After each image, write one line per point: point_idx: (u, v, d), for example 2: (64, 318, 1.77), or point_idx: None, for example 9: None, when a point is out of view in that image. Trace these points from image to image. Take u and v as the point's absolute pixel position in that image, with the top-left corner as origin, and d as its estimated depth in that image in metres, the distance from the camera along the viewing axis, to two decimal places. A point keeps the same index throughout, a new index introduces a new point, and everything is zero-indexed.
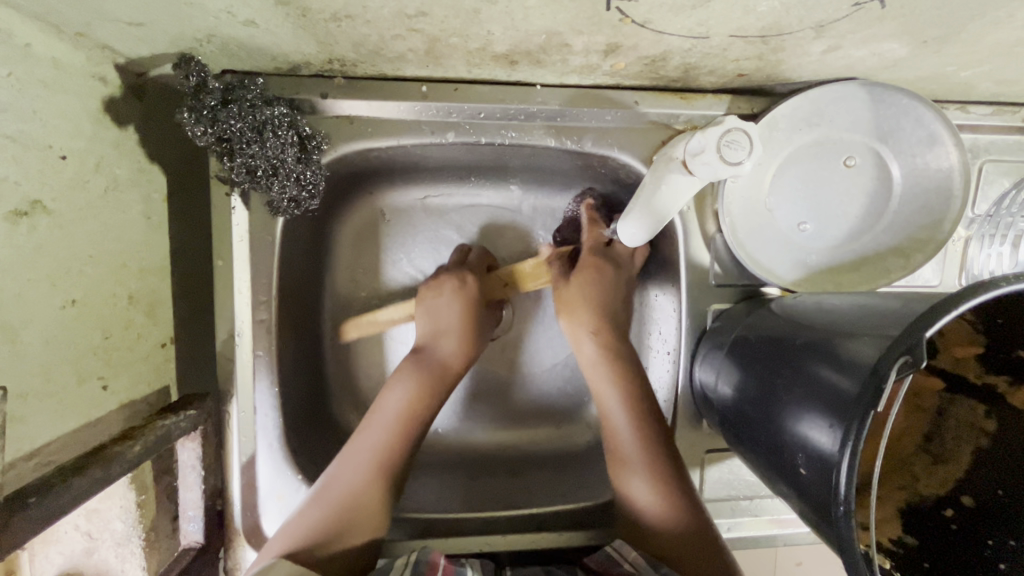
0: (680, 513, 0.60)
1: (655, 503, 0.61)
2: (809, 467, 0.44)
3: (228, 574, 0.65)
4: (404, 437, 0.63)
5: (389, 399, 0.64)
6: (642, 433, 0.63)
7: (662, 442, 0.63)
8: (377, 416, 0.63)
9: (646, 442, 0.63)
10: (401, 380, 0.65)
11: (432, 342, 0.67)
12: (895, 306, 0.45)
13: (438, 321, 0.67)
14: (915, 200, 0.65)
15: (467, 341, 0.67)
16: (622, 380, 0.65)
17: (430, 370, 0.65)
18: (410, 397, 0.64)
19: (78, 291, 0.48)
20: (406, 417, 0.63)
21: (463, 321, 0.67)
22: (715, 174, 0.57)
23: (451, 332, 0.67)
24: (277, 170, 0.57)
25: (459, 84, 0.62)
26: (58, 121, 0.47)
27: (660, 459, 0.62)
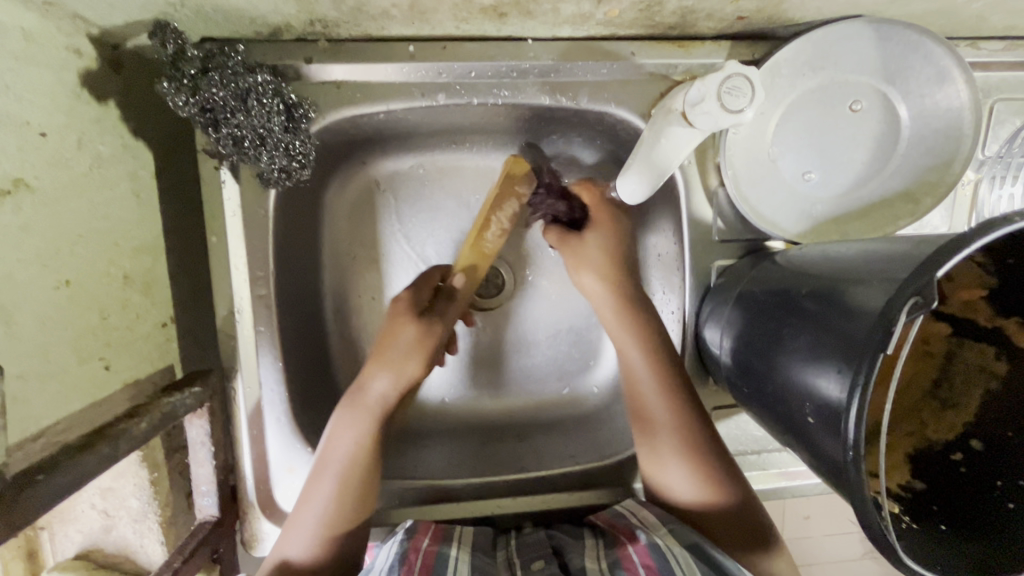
0: (719, 491, 0.62)
1: (690, 480, 0.63)
2: (817, 416, 0.44)
3: (245, 544, 0.65)
4: (359, 481, 0.62)
5: (335, 450, 0.62)
6: (672, 404, 0.64)
7: (694, 410, 0.64)
8: (320, 478, 0.61)
9: (683, 422, 0.63)
10: (347, 427, 0.62)
11: (366, 377, 0.64)
12: (907, 250, 0.44)
13: (382, 353, 0.65)
14: (924, 142, 0.63)
15: (394, 368, 0.64)
16: (654, 356, 0.65)
17: (367, 411, 0.63)
18: (360, 437, 0.62)
19: (71, 272, 0.48)
20: (360, 458, 0.62)
21: (395, 345, 0.65)
22: (716, 124, 0.55)
23: (382, 362, 0.64)
24: (264, 140, 0.56)
25: (447, 41, 0.60)
26: (34, 96, 0.45)
27: (688, 426, 0.63)
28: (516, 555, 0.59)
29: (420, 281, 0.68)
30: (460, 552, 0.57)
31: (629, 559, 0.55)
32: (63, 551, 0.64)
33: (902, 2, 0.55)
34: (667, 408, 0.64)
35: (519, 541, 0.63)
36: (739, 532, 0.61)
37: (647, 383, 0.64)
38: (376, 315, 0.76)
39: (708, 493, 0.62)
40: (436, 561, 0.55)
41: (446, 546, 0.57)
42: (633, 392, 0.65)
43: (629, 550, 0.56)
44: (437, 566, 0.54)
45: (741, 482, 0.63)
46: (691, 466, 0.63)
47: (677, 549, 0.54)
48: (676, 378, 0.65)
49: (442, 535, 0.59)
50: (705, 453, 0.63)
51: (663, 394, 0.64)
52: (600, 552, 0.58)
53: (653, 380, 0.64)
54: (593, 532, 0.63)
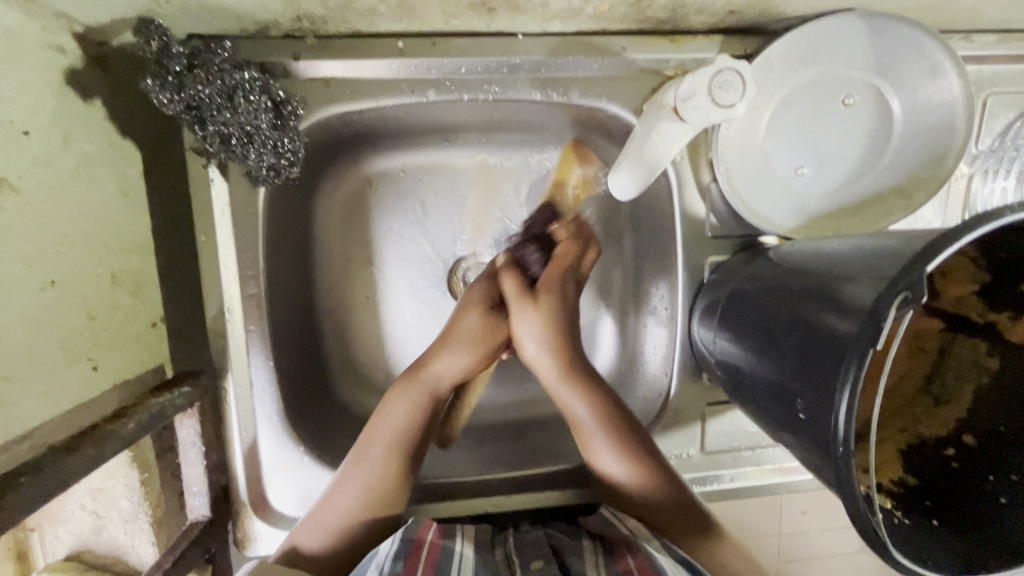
0: (657, 486, 0.61)
1: (625, 471, 0.62)
2: (808, 412, 0.44)
3: (237, 545, 0.65)
4: (402, 462, 0.61)
5: (391, 417, 0.62)
6: (602, 406, 0.62)
7: (626, 416, 0.63)
8: (370, 444, 0.61)
9: (612, 418, 0.62)
10: (403, 398, 0.62)
11: (428, 356, 0.64)
12: (897, 245, 0.44)
13: (444, 338, 0.65)
14: (916, 136, 0.63)
15: (465, 355, 0.64)
16: (575, 377, 0.63)
17: (428, 389, 0.63)
18: (410, 413, 0.62)
19: (57, 272, 0.47)
20: (409, 438, 0.61)
21: (461, 329, 0.65)
22: (707, 119, 0.55)
23: (455, 342, 0.65)
24: (251, 137, 0.55)
25: (436, 38, 0.59)
26: (17, 95, 0.44)
27: (620, 428, 0.62)
28: (515, 553, 0.59)
29: (491, 274, 0.70)
30: (464, 548, 0.57)
31: (629, 571, 0.54)
32: (53, 552, 0.62)
33: None
34: (591, 411, 0.62)
35: (518, 539, 0.62)
36: (670, 518, 0.62)
37: (575, 404, 0.63)
38: (369, 313, 0.76)
39: (645, 481, 0.61)
40: (441, 554, 0.55)
41: (450, 541, 0.57)
42: (558, 401, 0.64)
43: (629, 561, 0.55)
44: (442, 558, 0.54)
45: (671, 476, 0.62)
46: (625, 454, 0.62)
47: (677, 570, 0.54)
48: (604, 391, 0.63)
49: (445, 531, 0.59)
50: (637, 446, 0.62)
51: (592, 406, 0.62)
52: (599, 560, 0.57)
53: (573, 390, 0.63)
54: (589, 534, 0.63)
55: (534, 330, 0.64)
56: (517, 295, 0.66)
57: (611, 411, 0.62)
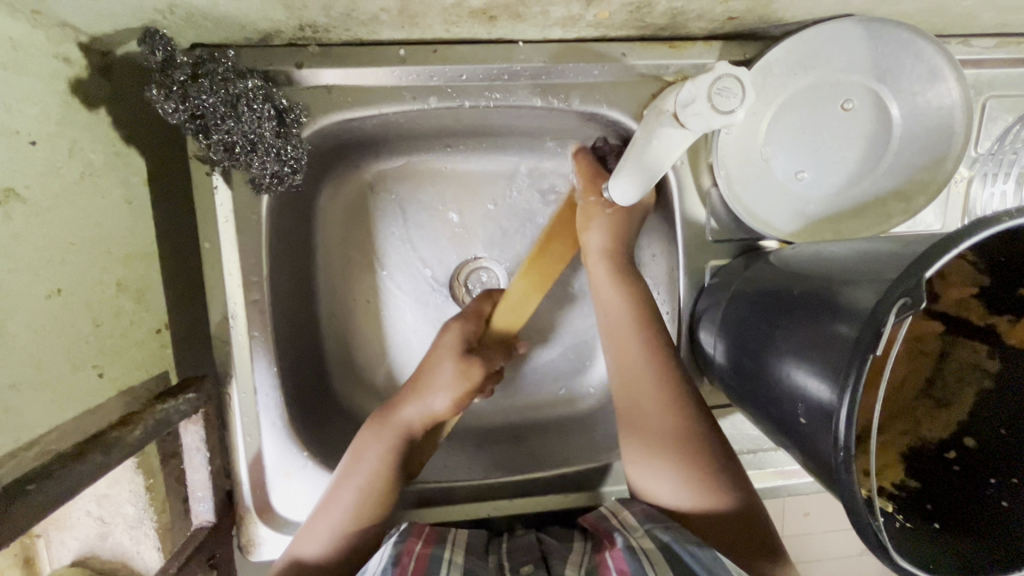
0: (715, 500, 0.61)
1: (681, 489, 0.61)
2: (809, 417, 0.44)
3: (241, 549, 0.65)
4: (386, 484, 0.63)
5: (364, 458, 0.63)
6: (666, 382, 0.64)
7: (689, 394, 0.64)
8: (341, 487, 0.61)
9: (676, 400, 0.63)
10: (374, 443, 0.64)
11: (400, 402, 0.65)
12: (897, 250, 0.44)
13: (421, 382, 0.66)
14: (916, 140, 0.63)
15: (438, 403, 0.65)
16: (646, 329, 0.66)
17: (397, 432, 0.64)
18: (386, 454, 0.63)
19: (63, 280, 0.48)
20: (382, 473, 0.63)
21: (440, 375, 0.66)
22: (709, 125, 0.54)
23: (427, 388, 0.66)
24: (255, 146, 0.56)
25: (438, 45, 0.60)
26: (24, 105, 0.45)
27: (682, 417, 0.63)
28: (507, 559, 0.59)
29: (471, 314, 0.70)
30: (453, 555, 0.57)
31: (605, 565, 0.55)
32: (59, 559, 0.62)
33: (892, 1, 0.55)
34: (655, 387, 0.64)
35: (511, 544, 0.63)
36: (725, 529, 0.60)
37: (637, 363, 0.65)
38: (372, 318, 0.76)
39: (699, 494, 0.61)
40: (429, 564, 0.54)
41: (438, 549, 0.57)
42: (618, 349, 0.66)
43: (605, 555, 0.56)
44: (429, 567, 0.54)
45: (736, 484, 0.61)
46: (683, 467, 0.62)
47: (652, 551, 0.54)
48: (672, 366, 0.65)
49: (435, 537, 0.59)
50: (694, 436, 0.62)
51: (653, 368, 0.64)
52: (582, 556, 0.58)
53: (651, 368, 0.64)
54: (581, 536, 0.64)
55: (600, 231, 0.67)
56: (591, 179, 0.67)
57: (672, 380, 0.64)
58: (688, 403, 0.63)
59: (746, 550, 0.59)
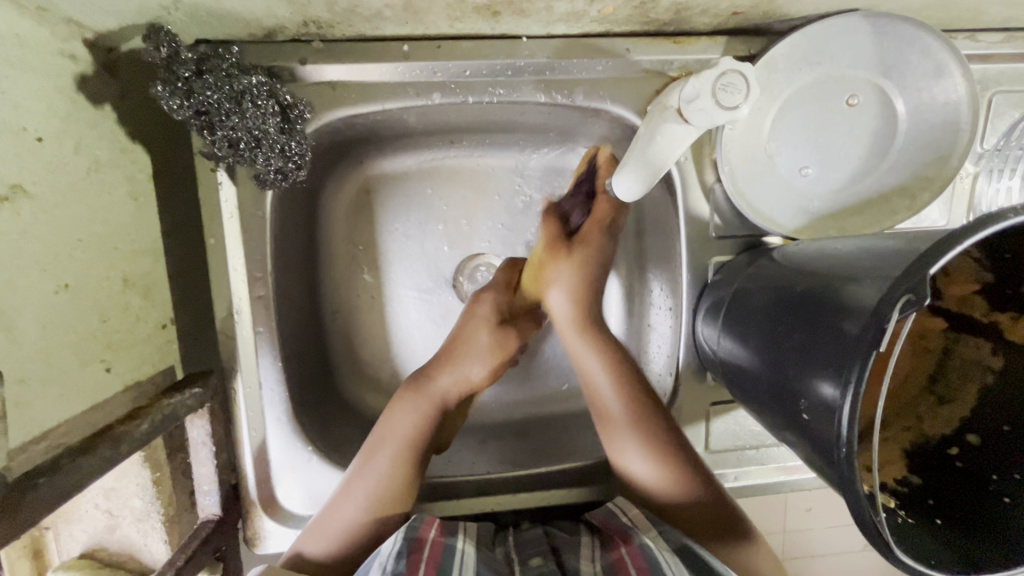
0: (688, 486, 0.62)
1: (657, 472, 0.63)
2: (812, 413, 0.44)
3: (246, 542, 0.66)
4: (414, 461, 0.63)
5: (395, 428, 0.64)
6: (633, 400, 0.64)
7: (652, 401, 0.65)
8: (377, 452, 0.63)
9: (643, 411, 0.64)
10: (407, 409, 0.65)
11: (435, 369, 0.67)
12: (902, 246, 0.44)
13: (454, 350, 0.68)
14: (920, 136, 0.63)
15: (474, 368, 0.68)
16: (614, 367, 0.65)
17: (431, 399, 0.66)
18: (418, 422, 0.65)
19: (70, 276, 0.48)
20: (418, 439, 0.64)
21: (475, 342, 0.69)
22: (711, 121, 0.55)
23: (464, 354, 0.68)
24: (260, 142, 0.56)
25: (441, 41, 0.60)
26: (30, 102, 0.45)
27: (648, 419, 0.64)
28: (516, 551, 0.60)
29: (500, 281, 0.73)
30: (466, 545, 0.57)
31: (622, 561, 0.55)
32: (69, 551, 0.64)
33: None
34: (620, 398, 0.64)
35: (517, 537, 0.64)
36: (695, 515, 0.62)
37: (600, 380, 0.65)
38: (376, 314, 0.77)
39: (671, 481, 0.62)
40: (443, 551, 0.55)
41: (452, 539, 0.58)
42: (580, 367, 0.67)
43: (622, 551, 0.57)
44: (443, 555, 0.55)
45: (706, 476, 0.63)
46: (655, 449, 0.63)
47: (670, 553, 0.55)
48: (634, 377, 0.65)
49: (447, 528, 0.60)
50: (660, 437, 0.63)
51: (615, 386, 0.65)
52: (595, 553, 0.59)
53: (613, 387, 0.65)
54: (588, 530, 0.64)
55: (564, 293, 0.68)
56: (551, 243, 0.71)
57: (633, 393, 0.64)
58: (655, 411, 0.64)
59: (715, 537, 0.61)
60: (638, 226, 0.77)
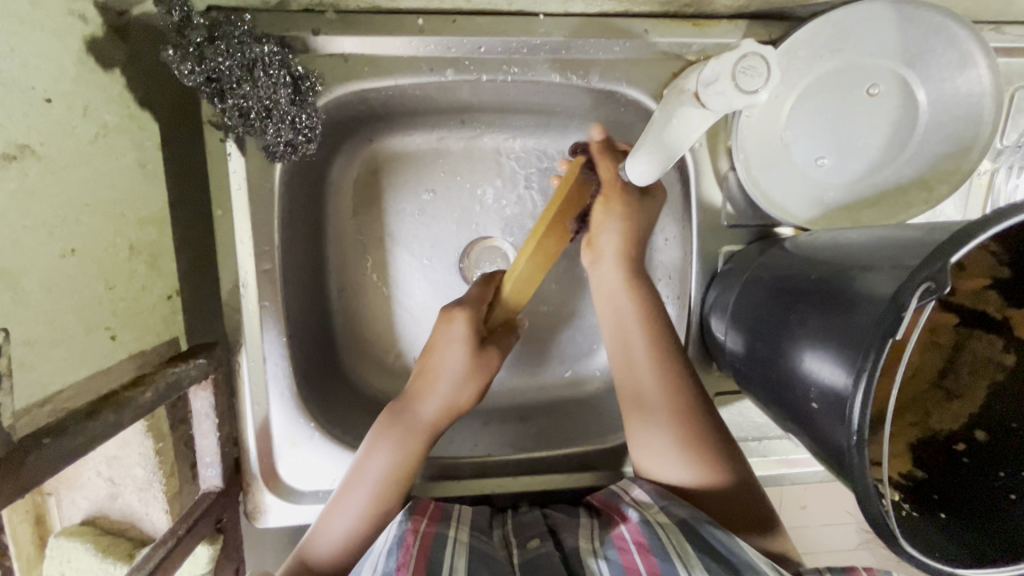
0: (715, 472, 0.60)
1: (683, 465, 0.61)
2: (822, 402, 0.43)
3: (247, 515, 0.66)
4: (390, 492, 0.61)
5: (375, 462, 0.61)
6: (664, 380, 0.63)
7: (685, 380, 0.63)
8: (351, 489, 0.60)
9: (674, 391, 0.62)
10: (388, 444, 0.62)
11: (414, 396, 0.63)
12: (920, 237, 0.44)
13: (427, 369, 0.64)
14: (941, 128, 0.61)
15: (455, 388, 0.63)
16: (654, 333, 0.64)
17: (408, 427, 0.62)
18: (398, 450, 0.62)
19: (77, 241, 0.48)
20: (396, 468, 0.61)
21: (448, 362, 0.63)
22: (730, 105, 0.53)
23: (444, 375, 0.63)
24: (270, 112, 0.55)
25: (456, 15, 0.59)
26: (39, 61, 0.44)
27: (680, 399, 0.62)
28: (513, 535, 0.61)
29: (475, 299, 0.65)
30: (457, 534, 0.57)
31: (622, 537, 0.56)
32: (70, 516, 0.64)
33: None
34: (655, 377, 0.63)
35: (516, 521, 0.64)
36: (725, 506, 0.60)
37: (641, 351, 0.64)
38: (381, 293, 0.76)
39: (702, 469, 0.60)
40: (432, 543, 0.54)
41: (443, 528, 0.57)
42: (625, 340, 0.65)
43: (622, 528, 0.57)
44: (434, 547, 0.53)
45: (734, 457, 0.61)
46: (680, 438, 0.61)
47: (669, 525, 0.54)
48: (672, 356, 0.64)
49: (439, 515, 0.59)
50: (693, 423, 0.61)
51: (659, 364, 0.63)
52: (594, 532, 0.59)
53: (648, 362, 0.64)
54: (588, 512, 0.64)
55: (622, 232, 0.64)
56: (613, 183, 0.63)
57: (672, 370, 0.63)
58: (689, 389, 0.63)
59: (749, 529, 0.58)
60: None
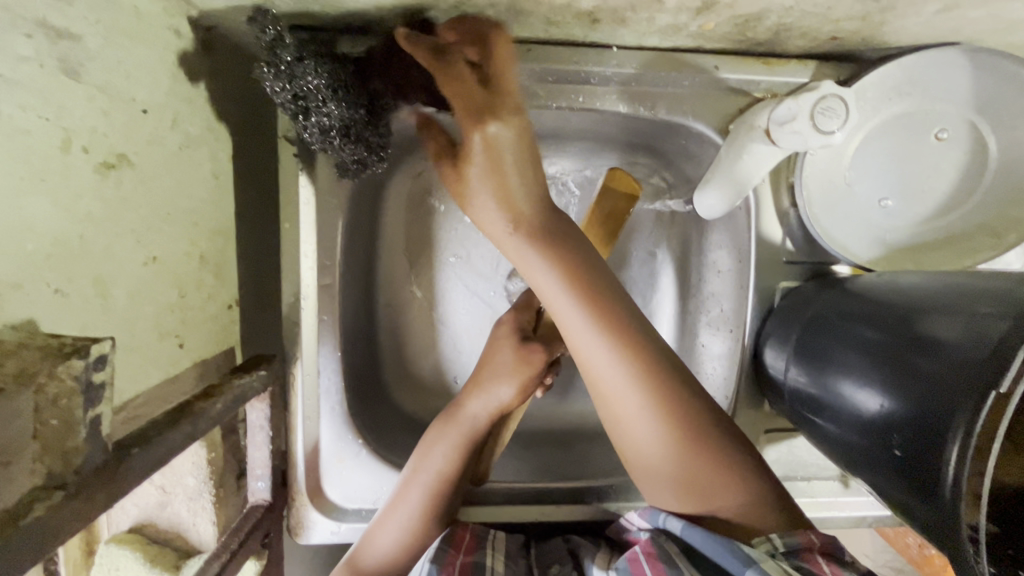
0: (731, 486, 0.52)
1: (694, 482, 0.52)
2: (906, 453, 0.42)
3: (289, 530, 0.66)
4: (448, 490, 0.61)
5: (431, 457, 0.61)
6: (642, 388, 0.52)
7: (662, 381, 0.53)
8: (410, 486, 0.60)
9: (658, 401, 0.52)
10: (441, 440, 0.62)
11: (462, 396, 0.63)
12: (1008, 285, 0.43)
13: (481, 374, 0.64)
14: (1013, 177, 0.61)
15: (509, 393, 0.62)
16: (607, 334, 0.52)
17: (464, 427, 0.62)
18: (457, 445, 0.62)
19: (157, 248, 0.48)
20: (456, 461, 0.61)
21: (495, 361, 0.64)
22: (806, 145, 0.54)
23: (498, 380, 0.62)
24: (350, 131, 0.56)
25: (532, 44, 0.59)
26: (139, 74, 0.45)
27: (669, 406, 0.52)
28: (538, 563, 0.60)
29: (522, 305, 0.68)
30: (495, 564, 0.57)
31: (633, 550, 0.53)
32: (117, 523, 0.63)
33: (1006, 32, 0.54)
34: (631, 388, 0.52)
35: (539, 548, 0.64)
36: (751, 520, 0.51)
37: (605, 364, 0.52)
38: (427, 311, 0.76)
39: (714, 485, 0.52)
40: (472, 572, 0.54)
41: (480, 556, 0.57)
42: (585, 362, 0.53)
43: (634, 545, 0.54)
44: None
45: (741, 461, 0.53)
46: (683, 455, 0.52)
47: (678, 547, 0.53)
48: (645, 357, 0.52)
49: (475, 545, 0.59)
50: (687, 431, 0.52)
51: (631, 375, 0.52)
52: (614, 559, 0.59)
53: (622, 374, 0.52)
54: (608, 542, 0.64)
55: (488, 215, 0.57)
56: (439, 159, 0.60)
57: (647, 378, 0.52)
58: (670, 395, 0.52)
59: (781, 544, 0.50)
60: (688, 288, 0.75)
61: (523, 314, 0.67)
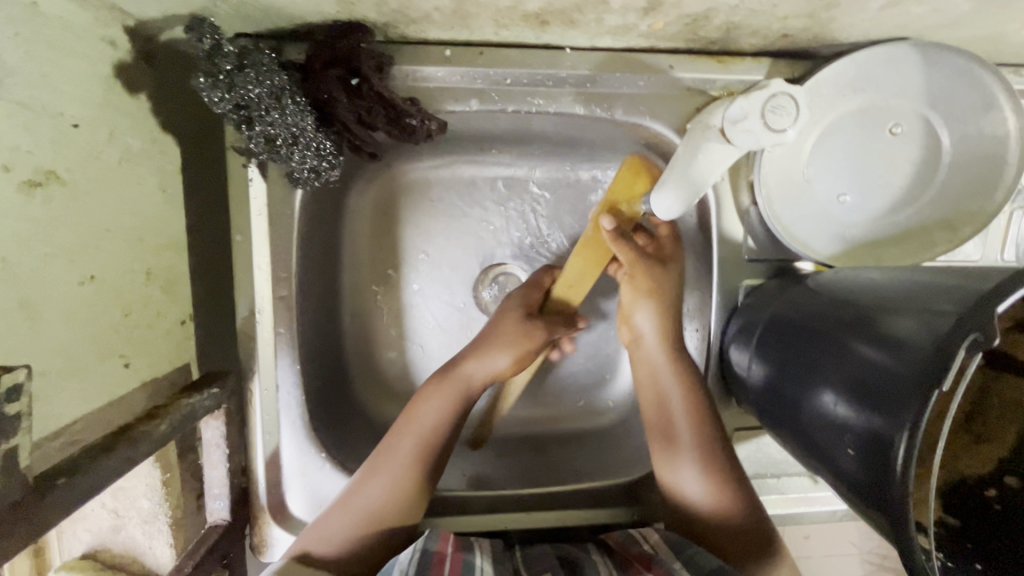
0: (735, 504, 0.59)
1: (708, 492, 0.60)
2: (857, 451, 0.42)
3: (253, 548, 0.64)
4: (438, 447, 0.60)
5: (425, 407, 0.61)
6: (697, 417, 0.62)
7: (712, 414, 0.63)
8: (403, 433, 0.60)
9: (702, 426, 0.62)
10: (436, 395, 0.61)
11: (465, 357, 0.63)
12: (957, 283, 0.44)
13: (482, 340, 0.64)
14: (965, 170, 0.61)
15: (510, 360, 0.62)
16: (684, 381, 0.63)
17: (461, 389, 0.62)
18: (450, 414, 0.61)
19: (96, 267, 0.46)
20: (447, 424, 0.61)
21: (499, 329, 0.64)
22: (757, 143, 0.54)
23: (499, 347, 0.62)
24: (297, 139, 0.54)
25: (483, 47, 0.59)
26: (69, 87, 0.44)
27: (705, 434, 0.62)
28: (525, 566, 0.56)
29: (529, 283, 0.67)
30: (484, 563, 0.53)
31: None
32: (71, 550, 0.61)
33: (952, 26, 0.54)
34: (686, 411, 0.62)
35: (523, 552, 0.60)
36: (738, 537, 0.59)
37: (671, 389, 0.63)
38: (393, 320, 0.75)
39: (720, 498, 0.59)
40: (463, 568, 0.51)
41: (470, 555, 0.53)
42: (658, 390, 0.64)
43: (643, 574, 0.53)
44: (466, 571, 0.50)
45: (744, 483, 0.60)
46: (704, 466, 0.61)
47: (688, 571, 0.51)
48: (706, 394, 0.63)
49: (462, 544, 0.55)
50: (714, 452, 0.61)
51: (691, 410, 0.62)
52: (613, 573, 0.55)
53: (679, 400, 0.63)
54: (602, 551, 0.61)
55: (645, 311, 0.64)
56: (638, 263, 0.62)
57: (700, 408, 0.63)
58: (711, 424, 0.62)
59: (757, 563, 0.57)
60: None
61: (527, 289, 0.67)
